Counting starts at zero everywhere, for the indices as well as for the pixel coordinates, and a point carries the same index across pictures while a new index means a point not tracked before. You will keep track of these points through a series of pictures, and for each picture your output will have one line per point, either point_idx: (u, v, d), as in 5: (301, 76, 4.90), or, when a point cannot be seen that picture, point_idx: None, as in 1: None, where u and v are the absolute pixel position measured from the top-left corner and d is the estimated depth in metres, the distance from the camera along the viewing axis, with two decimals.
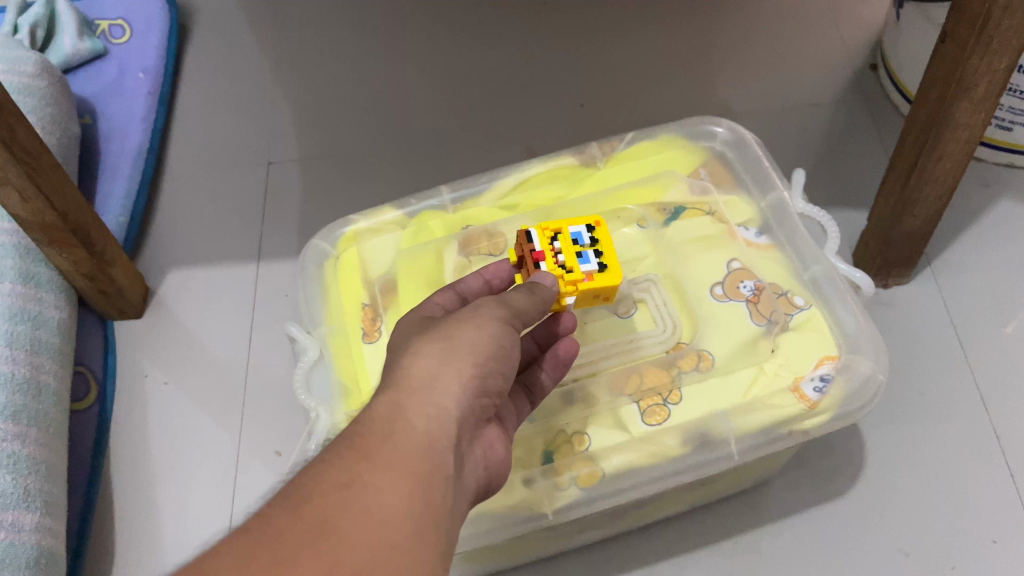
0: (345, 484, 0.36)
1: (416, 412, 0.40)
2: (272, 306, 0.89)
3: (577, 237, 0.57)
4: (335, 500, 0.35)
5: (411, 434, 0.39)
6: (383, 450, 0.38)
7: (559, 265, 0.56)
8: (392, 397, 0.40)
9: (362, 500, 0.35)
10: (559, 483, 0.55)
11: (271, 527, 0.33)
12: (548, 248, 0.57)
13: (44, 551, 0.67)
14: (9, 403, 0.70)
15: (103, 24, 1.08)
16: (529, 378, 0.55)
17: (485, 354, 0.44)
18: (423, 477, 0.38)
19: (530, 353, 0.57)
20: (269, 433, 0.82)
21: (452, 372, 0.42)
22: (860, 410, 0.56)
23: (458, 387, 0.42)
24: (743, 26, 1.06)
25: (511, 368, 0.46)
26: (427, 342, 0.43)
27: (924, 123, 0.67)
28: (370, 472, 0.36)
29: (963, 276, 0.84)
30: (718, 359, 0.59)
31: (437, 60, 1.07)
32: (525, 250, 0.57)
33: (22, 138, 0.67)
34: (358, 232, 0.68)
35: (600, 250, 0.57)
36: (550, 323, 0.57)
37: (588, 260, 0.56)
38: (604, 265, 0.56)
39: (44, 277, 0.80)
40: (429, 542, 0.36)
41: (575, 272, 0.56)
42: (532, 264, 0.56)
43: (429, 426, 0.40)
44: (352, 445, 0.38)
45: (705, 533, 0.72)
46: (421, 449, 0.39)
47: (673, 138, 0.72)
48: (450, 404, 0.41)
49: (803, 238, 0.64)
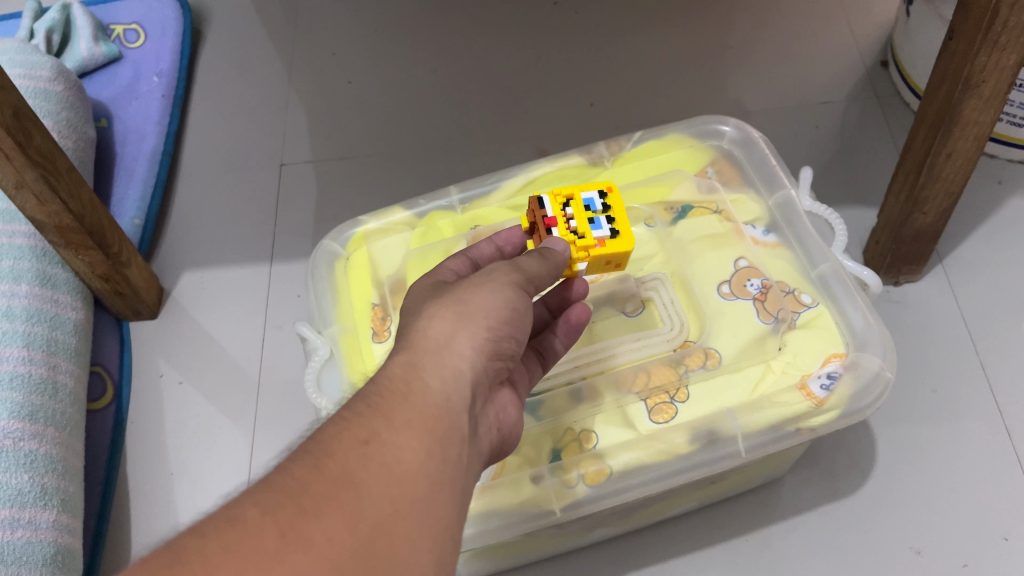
0: (364, 441, 0.36)
1: (432, 373, 0.40)
2: (285, 306, 0.90)
3: (589, 203, 0.57)
4: (354, 456, 0.35)
5: (428, 394, 0.39)
6: (400, 408, 0.38)
7: (571, 231, 0.56)
8: (408, 359, 0.41)
9: (381, 455, 0.35)
10: (567, 480, 0.55)
11: (292, 480, 0.33)
12: (560, 214, 0.56)
13: (62, 548, 0.68)
14: (27, 403, 0.71)
15: (118, 28, 1.10)
16: (541, 344, 0.56)
17: (499, 318, 0.45)
18: (440, 434, 0.38)
19: (542, 319, 0.58)
20: (283, 431, 0.82)
21: (465, 337, 0.43)
22: (868, 407, 0.55)
23: (472, 348, 0.43)
24: (753, 23, 1.06)
25: (523, 334, 0.47)
26: (441, 306, 0.44)
27: (933, 119, 0.67)
28: (388, 429, 0.37)
29: (976, 273, 0.84)
30: (725, 357, 0.59)
31: (448, 62, 1.08)
32: (537, 216, 0.57)
33: (38, 142, 0.68)
34: (368, 233, 0.68)
35: (613, 216, 0.57)
36: (563, 289, 0.58)
37: (600, 227, 0.56)
38: (616, 231, 0.56)
39: (60, 278, 0.81)
40: (448, 495, 0.37)
41: (587, 238, 0.55)
42: (544, 230, 0.56)
43: (445, 386, 0.40)
44: (369, 403, 0.38)
45: (715, 531, 0.73)
46: (438, 407, 0.39)
47: (680, 137, 0.72)
48: (464, 367, 0.42)
49: (810, 236, 0.63)
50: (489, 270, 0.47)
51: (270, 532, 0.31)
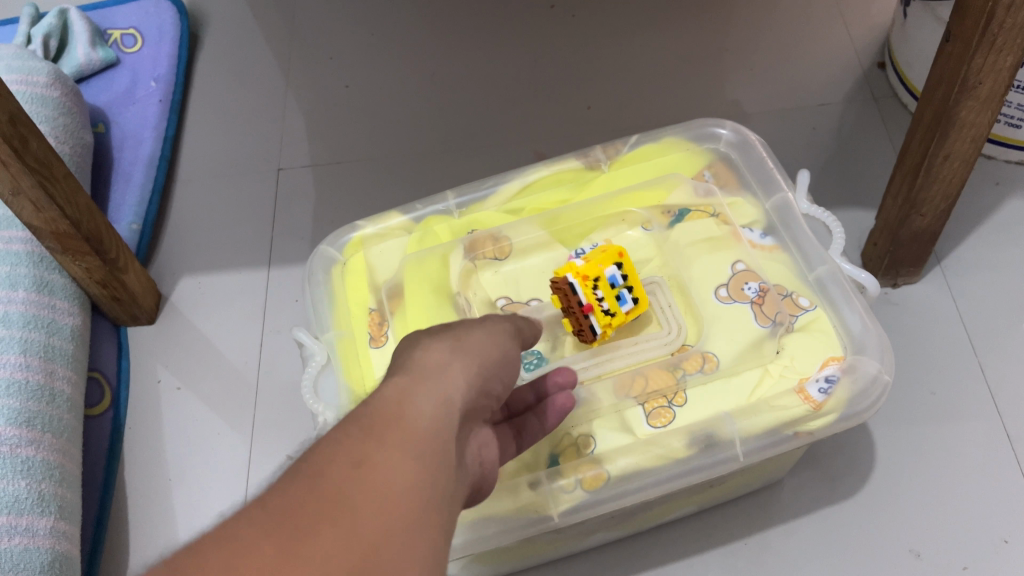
0: (357, 462, 0.34)
1: (427, 397, 0.39)
2: (284, 311, 0.90)
3: (613, 278, 0.59)
4: (348, 479, 0.34)
5: (423, 417, 0.38)
6: (394, 429, 0.36)
7: (604, 312, 0.59)
8: (403, 382, 0.40)
9: (373, 479, 0.34)
10: (565, 485, 0.54)
11: (282, 500, 0.32)
12: (593, 300, 0.58)
13: (59, 554, 0.68)
14: (24, 410, 0.71)
15: (115, 33, 1.10)
16: (520, 424, 0.54)
17: (492, 357, 0.45)
18: (431, 460, 0.37)
19: (525, 402, 0.55)
20: (282, 436, 0.82)
21: (460, 368, 0.42)
22: (867, 410, 0.54)
23: (466, 378, 0.42)
24: (750, 26, 1.06)
25: (511, 376, 0.47)
26: (438, 336, 0.44)
27: (930, 121, 0.67)
28: (382, 450, 0.35)
29: (974, 275, 0.84)
30: (723, 361, 0.59)
31: (444, 66, 1.07)
32: (571, 301, 0.58)
33: (33, 148, 0.68)
34: (365, 237, 0.68)
35: (632, 284, 0.60)
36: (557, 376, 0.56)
37: (626, 301, 0.59)
38: (636, 299, 0.60)
39: (58, 284, 0.81)
40: (434, 525, 0.35)
41: (616, 315, 0.59)
42: (582, 317, 0.59)
43: (438, 412, 0.39)
44: (362, 423, 0.36)
45: (713, 534, 0.73)
46: (431, 433, 0.38)
47: (677, 141, 0.71)
48: (457, 396, 0.41)
49: (806, 237, 0.62)
50: (486, 316, 0.48)
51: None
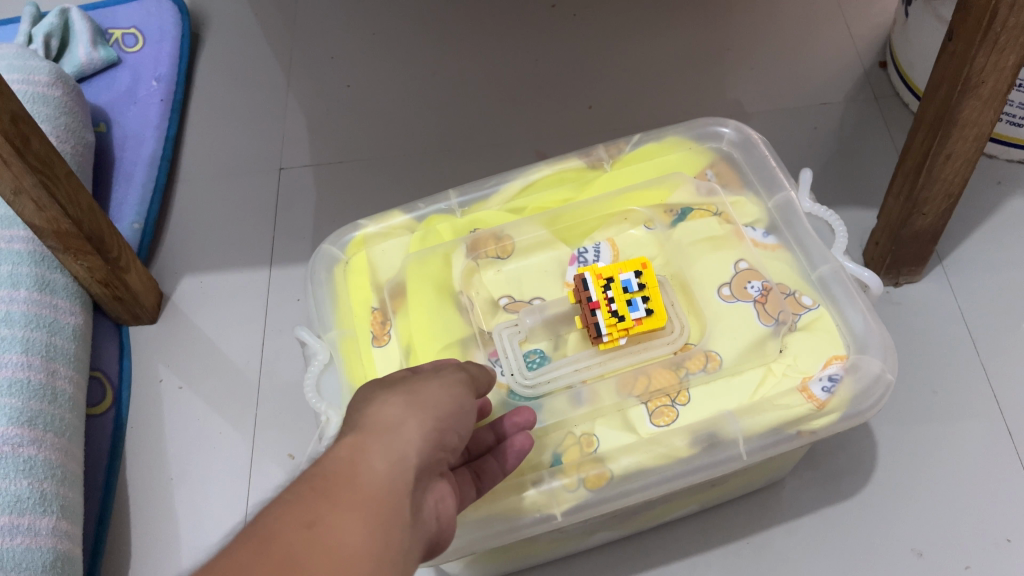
0: (307, 524, 0.35)
1: (379, 456, 0.40)
2: (284, 310, 0.90)
3: (628, 283, 0.59)
4: (298, 541, 0.34)
5: (374, 476, 0.39)
6: (344, 492, 0.37)
7: (613, 313, 0.58)
8: (355, 441, 0.41)
9: (324, 541, 0.35)
10: (568, 484, 0.54)
11: (232, 568, 0.33)
12: (603, 298, 0.59)
13: (61, 554, 0.68)
14: (26, 409, 0.71)
15: (116, 33, 1.10)
16: (478, 466, 0.52)
17: (447, 410, 0.45)
18: (384, 518, 0.37)
19: (486, 443, 0.54)
20: (284, 436, 0.82)
21: (414, 424, 0.43)
22: (869, 410, 0.54)
23: (420, 434, 0.43)
24: (752, 25, 1.06)
25: (468, 428, 0.47)
26: (393, 394, 0.45)
27: (932, 120, 0.67)
28: (332, 513, 0.36)
29: (975, 274, 0.84)
30: (726, 360, 0.58)
31: (445, 65, 1.07)
32: (581, 297, 0.59)
33: (36, 147, 0.68)
34: (368, 237, 0.67)
35: (648, 295, 0.59)
36: (513, 415, 0.54)
37: (638, 308, 0.58)
38: (651, 309, 0.58)
39: (59, 283, 0.81)
40: None
41: (626, 320, 0.58)
42: (588, 313, 0.59)
43: (391, 470, 0.40)
44: (313, 486, 0.37)
45: (716, 533, 0.73)
46: (382, 492, 0.38)
47: (679, 140, 0.70)
48: (412, 451, 0.41)
49: (810, 237, 0.62)
50: (441, 366, 0.49)
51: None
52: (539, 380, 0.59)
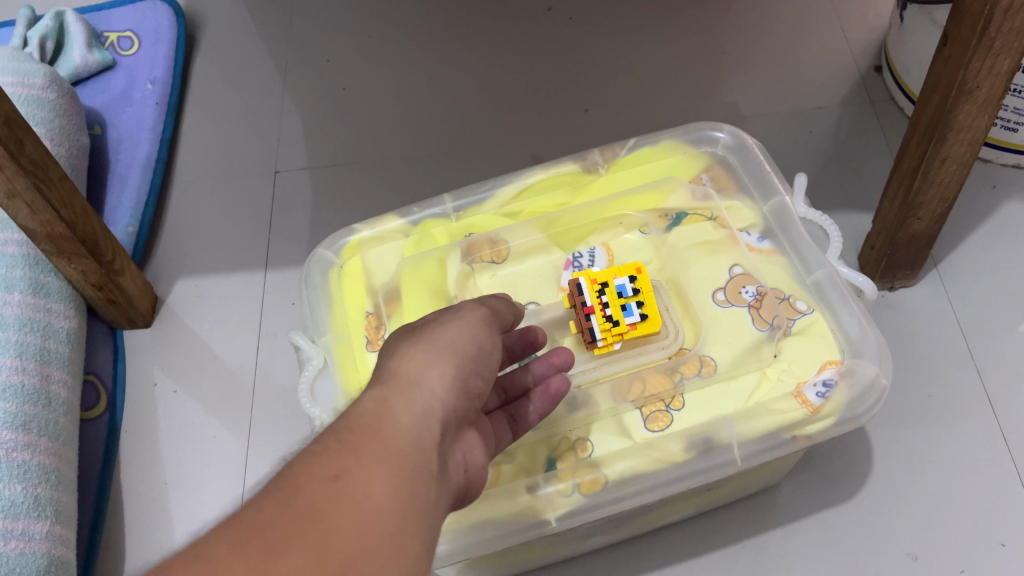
0: (333, 476, 0.34)
1: (403, 409, 0.40)
2: (280, 313, 0.90)
3: (623, 288, 0.59)
4: (323, 492, 0.34)
5: (399, 429, 0.38)
6: (370, 443, 0.37)
7: (607, 318, 0.58)
8: (380, 394, 0.40)
9: (351, 492, 0.34)
10: (562, 489, 0.54)
11: (258, 519, 0.32)
12: (597, 303, 0.58)
13: (55, 559, 0.67)
14: (19, 413, 0.71)
15: (112, 35, 1.10)
16: (516, 409, 0.53)
17: (467, 359, 0.45)
18: (409, 471, 0.37)
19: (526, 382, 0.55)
20: (279, 439, 0.82)
21: (436, 374, 0.42)
22: (864, 414, 0.54)
23: (442, 384, 0.42)
24: (747, 29, 1.06)
25: (491, 377, 0.47)
26: (413, 346, 0.44)
27: (928, 124, 0.67)
28: (358, 464, 0.35)
29: (970, 277, 0.84)
30: (721, 364, 0.58)
31: (441, 69, 1.07)
32: (576, 301, 0.59)
33: (30, 150, 0.68)
34: (362, 241, 0.66)
35: (642, 300, 0.58)
36: (550, 357, 0.54)
37: (632, 313, 0.58)
38: (646, 315, 0.58)
39: (53, 286, 0.81)
40: (414, 536, 0.35)
41: (621, 325, 0.58)
42: (583, 318, 0.59)
43: (416, 424, 0.39)
44: (339, 438, 0.37)
45: (714, 537, 0.73)
46: (407, 444, 0.38)
47: (675, 144, 0.69)
48: (435, 404, 0.41)
49: (805, 242, 0.61)
50: (458, 308, 0.49)
51: (237, 566, 0.30)
52: None
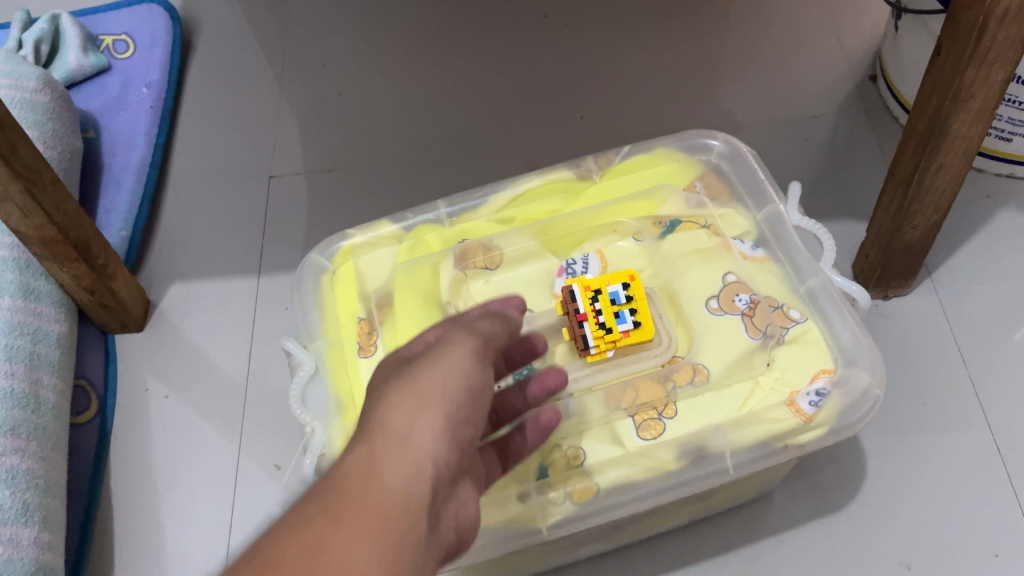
0: (313, 547, 0.34)
1: (389, 470, 0.39)
2: (272, 319, 0.89)
3: (616, 295, 0.58)
4: (302, 565, 0.34)
5: (383, 493, 0.38)
6: (353, 510, 0.36)
7: (600, 325, 0.57)
8: (365, 453, 0.39)
9: (331, 564, 0.34)
10: (554, 498, 0.53)
11: None
12: (590, 310, 0.58)
13: (43, 565, 0.67)
14: (8, 418, 0.71)
15: (107, 39, 1.10)
16: (504, 442, 0.52)
17: (459, 402, 0.43)
18: (395, 538, 0.37)
19: (514, 409, 0.54)
20: (271, 445, 0.82)
21: (425, 426, 0.41)
22: (857, 424, 0.54)
23: (432, 435, 0.41)
24: (743, 37, 1.07)
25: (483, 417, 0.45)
26: (403, 390, 0.43)
27: (922, 134, 0.67)
28: (339, 533, 0.35)
29: (963, 287, 0.84)
30: (714, 373, 0.57)
31: (437, 75, 1.07)
32: (569, 308, 0.58)
33: (22, 154, 0.68)
34: (355, 246, 0.66)
35: (636, 307, 0.58)
36: (543, 378, 0.54)
37: (625, 320, 0.57)
38: (639, 322, 0.57)
39: (44, 290, 0.80)
40: None
41: (614, 332, 0.57)
42: (575, 325, 0.58)
43: (403, 485, 0.39)
44: (321, 504, 0.36)
45: (708, 545, 0.72)
46: (393, 508, 0.37)
47: (669, 151, 0.69)
48: (424, 461, 0.40)
49: (798, 251, 0.61)
50: (449, 334, 0.46)
51: None
52: None
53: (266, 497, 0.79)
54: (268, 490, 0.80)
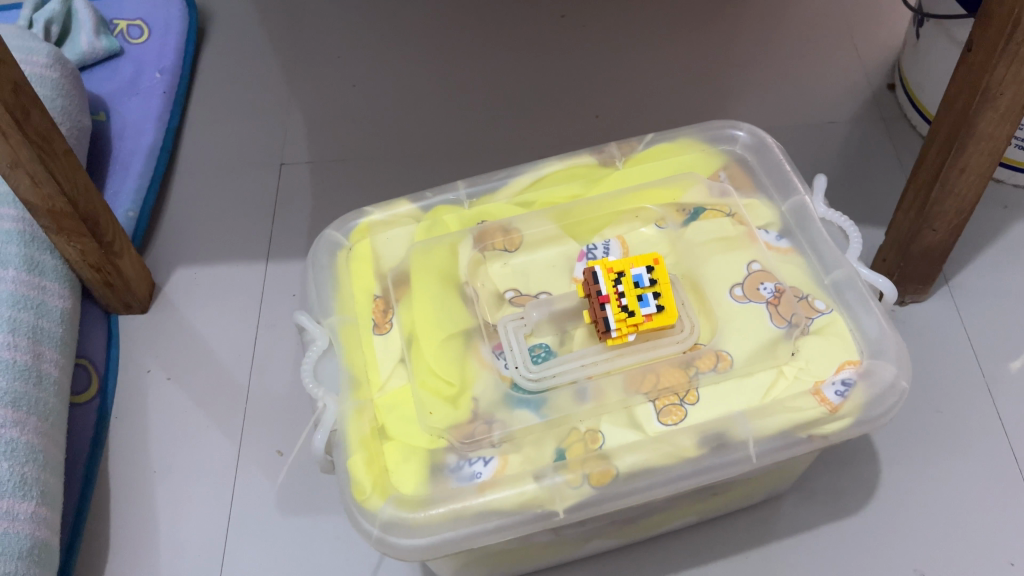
0: None
1: None
2: (279, 305, 0.88)
3: (639, 278, 0.55)
4: None
5: None
6: None
7: (622, 308, 0.55)
8: None
9: None
10: (571, 480, 0.51)
11: None
12: (613, 292, 0.55)
13: (38, 542, 0.65)
14: (10, 390, 0.69)
15: (121, 23, 1.08)
16: None
17: None
18: None
19: None
20: (274, 431, 0.80)
21: None
22: (883, 416, 0.53)
23: None
24: (761, 44, 1.06)
25: None
26: None
27: (948, 132, 0.66)
28: None
29: (980, 295, 0.83)
30: (737, 360, 0.55)
31: (452, 70, 1.07)
32: (591, 290, 0.56)
33: (35, 120, 0.67)
34: (372, 224, 0.65)
35: (660, 291, 0.55)
36: None
37: (648, 304, 0.55)
38: (662, 306, 0.55)
39: (49, 265, 0.79)
40: None
41: (636, 316, 0.55)
42: (597, 307, 0.56)
43: None
44: None
45: (717, 546, 0.71)
46: None
47: (692, 141, 0.68)
48: None
49: (825, 243, 0.60)
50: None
51: None
52: (544, 374, 0.56)
53: (266, 484, 0.77)
54: (269, 477, 0.78)
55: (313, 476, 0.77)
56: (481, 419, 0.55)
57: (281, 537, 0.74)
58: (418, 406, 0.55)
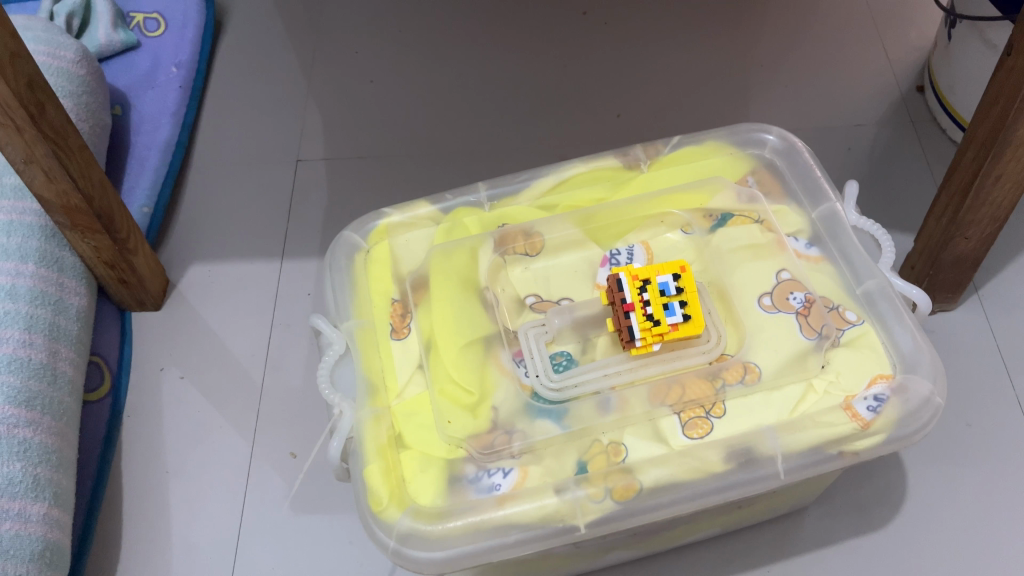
0: None
1: None
2: (294, 304, 0.87)
3: (665, 286, 0.54)
4: None
5: None
6: None
7: (647, 317, 0.53)
8: None
9: None
10: (592, 494, 0.50)
11: None
12: (637, 300, 0.53)
13: (50, 544, 0.64)
14: (24, 389, 0.68)
15: (138, 16, 1.07)
16: None
17: None
18: None
19: None
20: (288, 433, 0.79)
21: None
22: (916, 434, 0.51)
23: None
24: (787, 44, 1.04)
25: None
26: None
27: (985, 138, 0.64)
28: None
29: (1010, 305, 0.81)
30: (766, 372, 0.54)
31: (471, 66, 1.05)
32: (615, 297, 0.54)
33: (50, 115, 0.66)
34: (391, 226, 0.64)
35: (686, 300, 0.54)
36: None
37: (674, 313, 0.53)
38: (689, 315, 0.54)
39: (67, 261, 0.78)
40: None
41: (662, 325, 0.53)
42: (622, 315, 0.54)
43: None
44: None
45: (739, 559, 0.69)
46: None
47: (720, 144, 0.66)
48: None
49: (857, 252, 0.58)
50: None
51: None
52: (566, 384, 0.55)
53: (279, 486, 0.76)
54: (281, 479, 0.77)
55: (326, 479, 0.76)
56: (501, 428, 0.54)
57: (293, 540, 0.73)
58: (437, 414, 0.54)
